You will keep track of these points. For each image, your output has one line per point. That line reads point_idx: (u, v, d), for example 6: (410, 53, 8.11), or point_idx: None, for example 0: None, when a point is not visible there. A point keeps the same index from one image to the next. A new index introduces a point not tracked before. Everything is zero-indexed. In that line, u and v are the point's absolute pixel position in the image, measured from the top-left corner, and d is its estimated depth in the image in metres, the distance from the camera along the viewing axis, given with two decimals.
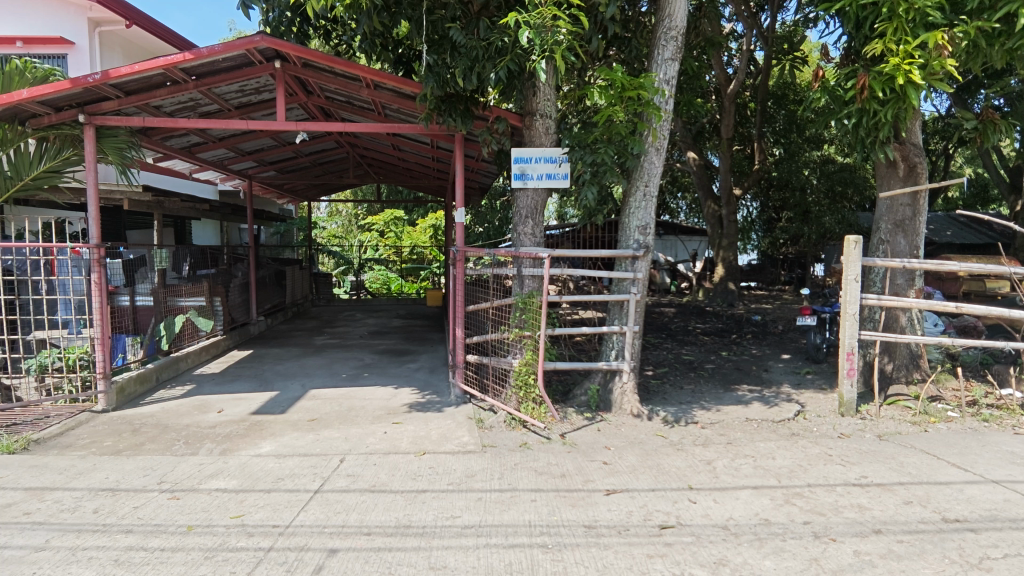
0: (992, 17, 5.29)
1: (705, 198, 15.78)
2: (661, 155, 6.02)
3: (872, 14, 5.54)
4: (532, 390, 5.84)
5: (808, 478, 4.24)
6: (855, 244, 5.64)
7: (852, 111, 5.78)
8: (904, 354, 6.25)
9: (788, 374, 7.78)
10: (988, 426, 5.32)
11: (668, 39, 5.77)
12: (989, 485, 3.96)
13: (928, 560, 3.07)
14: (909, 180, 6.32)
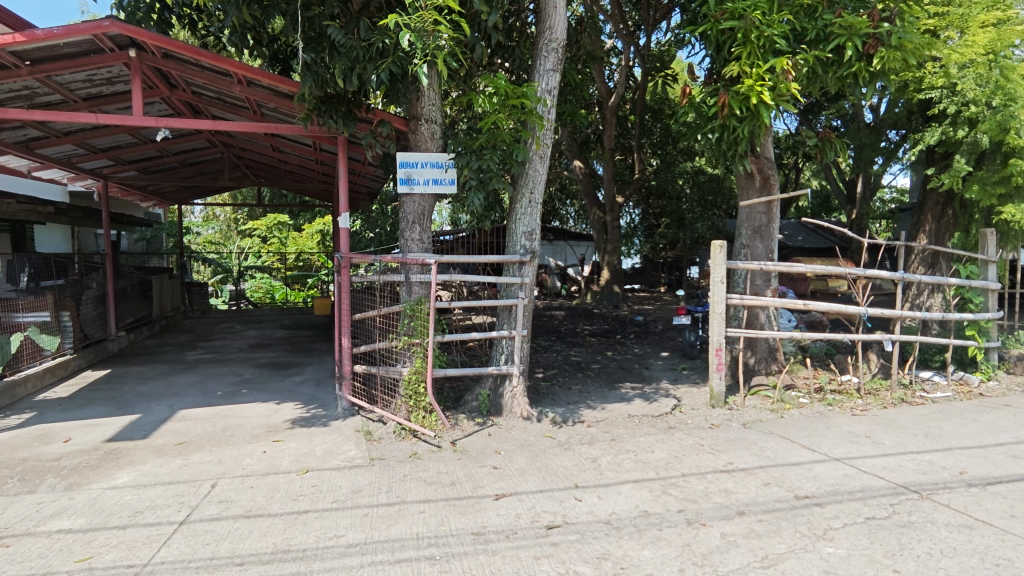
0: (826, 48, 6.01)
1: (590, 205, 16.45)
2: (545, 163, 6.15)
3: (730, 38, 6.11)
4: (422, 399, 5.73)
5: (683, 468, 4.52)
6: (720, 249, 6.14)
7: (715, 126, 6.33)
8: (764, 347, 6.91)
9: (666, 371, 8.30)
10: (831, 409, 6.01)
11: (549, 50, 5.94)
12: (832, 463, 4.45)
13: (783, 536, 3.37)
14: (764, 190, 6.98)
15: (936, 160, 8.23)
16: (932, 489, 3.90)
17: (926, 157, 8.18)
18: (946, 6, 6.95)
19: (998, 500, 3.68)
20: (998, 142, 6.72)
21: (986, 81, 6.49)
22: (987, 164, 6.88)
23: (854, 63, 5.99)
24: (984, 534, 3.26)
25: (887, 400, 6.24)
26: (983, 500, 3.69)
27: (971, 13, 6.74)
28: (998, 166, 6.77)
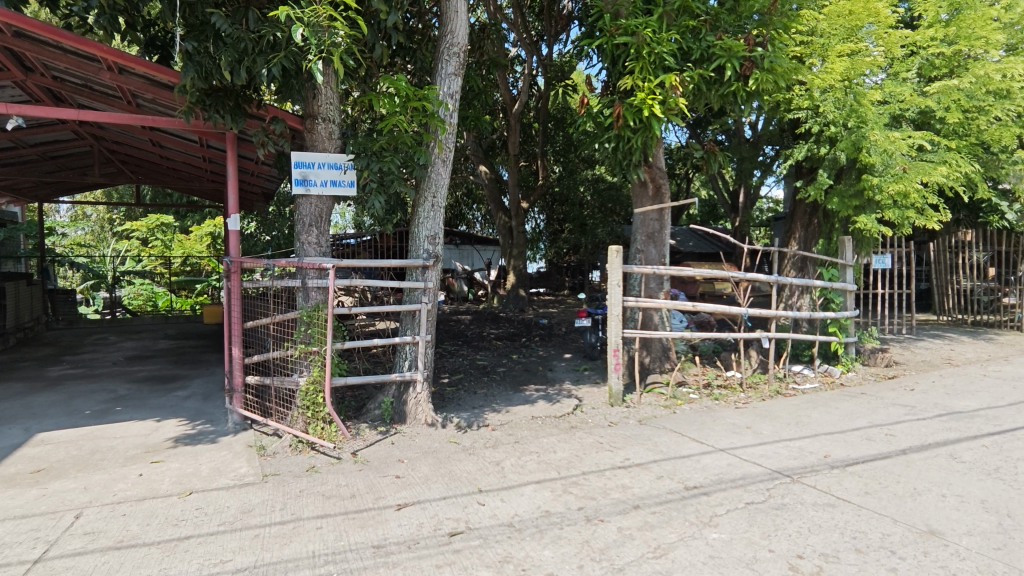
0: (708, 67, 6.46)
1: (496, 210, 16.59)
2: (448, 167, 6.10)
3: (624, 53, 6.42)
4: (320, 409, 5.49)
5: (583, 467, 4.65)
6: (617, 254, 6.40)
7: (611, 136, 6.63)
8: (658, 347, 7.28)
9: (569, 372, 8.54)
10: (718, 403, 6.46)
11: (451, 54, 5.91)
12: (718, 454, 4.77)
13: (673, 525, 3.56)
14: (656, 198, 7.35)
15: (805, 174, 9.09)
16: (801, 473, 4.29)
17: (796, 171, 9.03)
18: (810, 36, 7.71)
19: (855, 479, 4.12)
20: (853, 159, 7.59)
21: (843, 104, 7.29)
22: (845, 179, 7.74)
23: (733, 82, 6.47)
24: (843, 511, 3.63)
25: (765, 393, 6.80)
26: (843, 480, 4.12)
27: (830, 43, 7.52)
28: (853, 181, 7.63)
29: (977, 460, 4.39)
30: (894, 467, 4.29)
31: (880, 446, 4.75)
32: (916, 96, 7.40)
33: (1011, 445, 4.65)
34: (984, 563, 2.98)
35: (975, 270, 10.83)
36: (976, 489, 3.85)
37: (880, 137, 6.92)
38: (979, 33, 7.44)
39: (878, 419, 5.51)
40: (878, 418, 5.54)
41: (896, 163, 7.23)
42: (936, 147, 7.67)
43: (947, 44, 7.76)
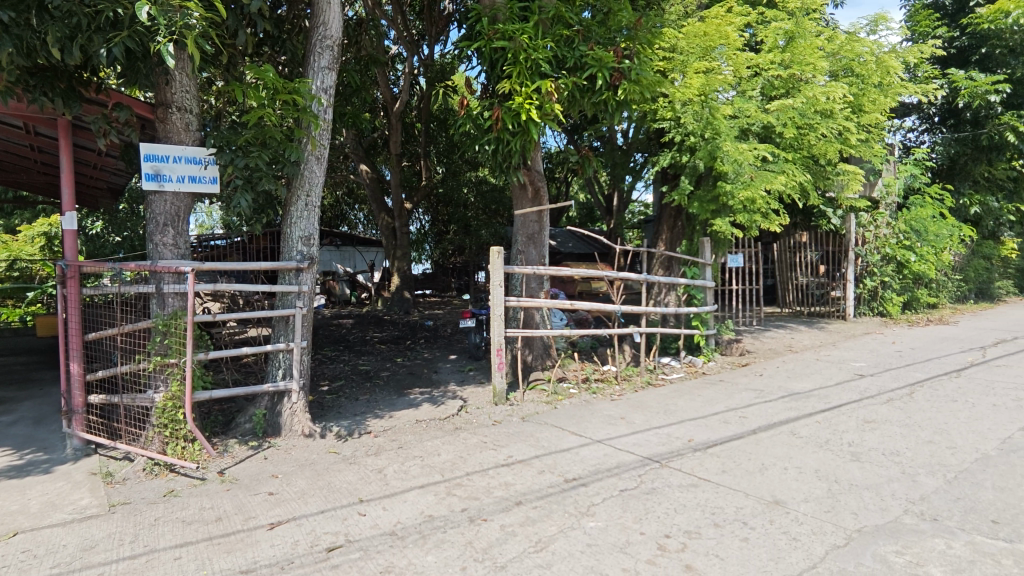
0: (581, 75, 6.76)
1: (378, 210, 16.13)
2: (322, 165, 5.80)
3: (502, 57, 6.53)
4: (180, 427, 4.98)
5: (467, 467, 4.66)
6: (498, 255, 6.49)
7: (490, 139, 6.72)
8: (539, 345, 7.48)
9: (454, 374, 8.52)
10: (595, 396, 6.78)
11: (324, 47, 5.64)
12: (595, 445, 5.00)
13: (553, 518, 3.67)
14: (536, 201, 7.53)
15: (670, 179, 9.85)
16: (668, 457, 4.62)
17: (662, 177, 9.74)
18: (671, 53, 8.36)
19: (714, 460, 4.51)
20: (710, 167, 8.37)
21: (701, 117, 8.00)
22: (704, 185, 8.54)
23: (604, 91, 6.82)
24: (704, 490, 3.95)
25: (637, 384, 7.27)
26: (704, 461, 4.49)
27: (689, 60, 8.18)
28: (711, 187, 8.42)
29: (811, 434, 4.99)
30: (745, 446, 4.76)
31: (734, 428, 5.25)
32: (760, 113, 8.26)
33: (837, 420, 5.34)
34: (817, 525, 3.39)
35: (809, 267, 12.36)
36: (811, 460, 4.38)
37: (732, 148, 7.66)
38: (808, 60, 8.42)
39: (733, 403, 6.08)
40: (732, 402, 6.12)
41: (745, 172, 7.95)
42: (777, 158, 8.60)
43: (784, 68, 8.70)
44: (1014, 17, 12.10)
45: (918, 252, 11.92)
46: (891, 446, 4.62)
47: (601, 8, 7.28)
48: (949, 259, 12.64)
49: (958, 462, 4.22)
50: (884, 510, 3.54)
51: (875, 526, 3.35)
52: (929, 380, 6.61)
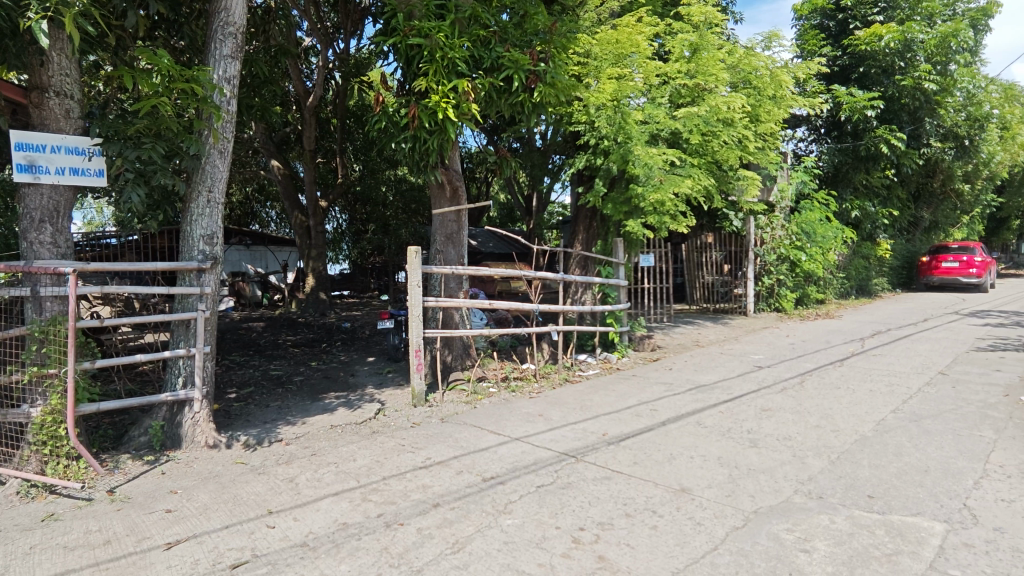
0: (497, 76, 6.82)
1: (290, 208, 15.41)
2: (226, 160, 5.41)
3: (418, 54, 6.45)
4: (62, 444, 4.52)
5: (384, 472, 4.56)
6: (416, 254, 6.40)
7: (407, 136, 6.62)
8: (458, 345, 7.46)
9: (372, 376, 8.31)
10: (515, 395, 6.85)
11: (226, 34, 5.29)
12: (513, 443, 5.04)
13: (471, 518, 3.66)
14: (454, 200, 7.50)
15: (586, 181, 10.14)
16: (584, 452, 4.75)
17: (578, 178, 10.00)
18: (586, 58, 8.62)
19: (627, 452, 4.68)
20: (622, 170, 8.71)
21: (613, 121, 8.29)
22: (617, 187, 8.87)
23: (520, 93, 6.92)
24: (617, 482, 4.09)
25: (555, 381, 7.42)
26: (617, 454, 4.65)
27: (602, 66, 8.47)
28: (623, 190, 8.77)
29: (715, 424, 5.29)
30: (655, 438, 4.97)
31: (645, 421, 5.48)
32: (668, 119, 8.68)
33: (738, 409, 5.70)
34: (719, 509, 3.60)
35: (714, 266, 13.10)
36: (714, 448, 4.65)
37: (642, 151, 8.00)
38: (711, 71, 8.91)
39: (645, 397, 6.35)
40: (644, 396, 6.38)
41: (655, 175, 8.29)
42: (684, 163, 9.06)
43: (689, 77, 9.16)
44: (887, 41, 13.38)
45: (808, 252, 12.94)
46: (785, 431, 4.99)
47: (517, 11, 7.36)
48: (835, 260, 13.85)
49: (841, 444, 4.63)
50: (777, 491, 3.82)
51: (769, 506, 3.61)
52: (817, 369, 7.22)
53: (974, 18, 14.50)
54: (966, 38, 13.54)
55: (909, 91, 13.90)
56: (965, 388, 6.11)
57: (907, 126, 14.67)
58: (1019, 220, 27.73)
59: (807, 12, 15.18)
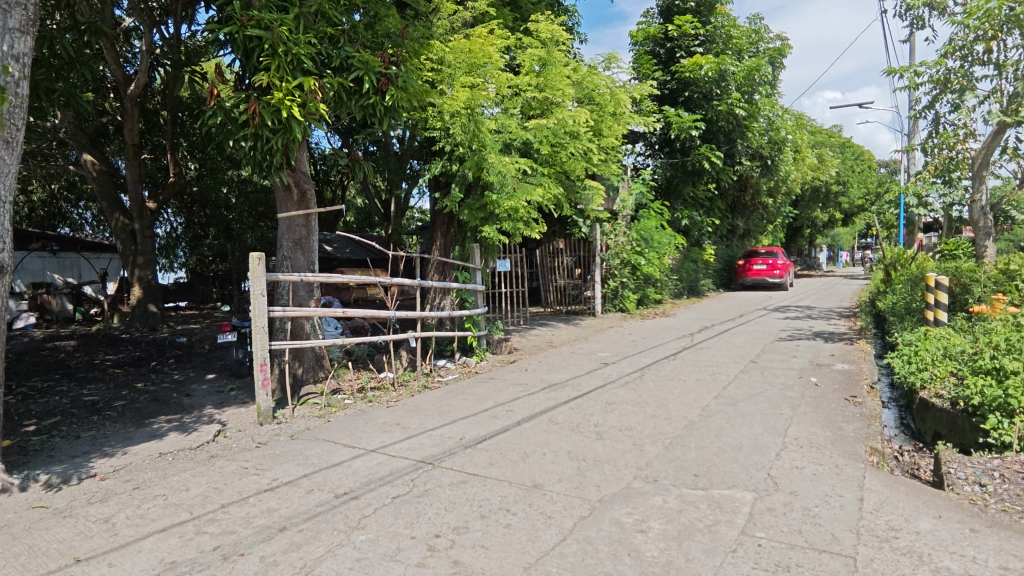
0: (347, 76, 6.58)
1: (109, 209, 13.50)
2: (14, 151, 4.59)
3: (257, 47, 6.02)
4: None
5: (222, 499, 4.16)
6: (259, 261, 5.95)
7: (246, 135, 6.15)
8: (310, 356, 7.07)
9: (211, 396, 7.55)
10: (371, 405, 6.64)
11: (12, 4, 4.48)
12: (368, 455, 4.89)
13: (321, 539, 3.48)
14: (302, 204, 7.10)
15: (442, 187, 10.17)
16: (441, 458, 4.74)
17: (435, 184, 10.00)
18: (440, 65, 8.64)
19: (483, 454, 4.75)
20: (477, 177, 8.89)
21: (468, 129, 8.42)
22: (473, 194, 9.02)
23: (371, 95, 6.73)
24: (473, 485, 4.14)
25: (414, 388, 7.31)
26: (474, 457, 4.71)
27: (456, 74, 8.56)
28: (479, 197, 8.94)
29: (566, 420, 5.58)
30: (511, 438, 5.12)
31: (502, 422, 5.62)
32: (520, 130, 9.00)
33: (587, 404, 6.06)
34: (568, 501, 3.79)
35: (566, 271, 13.97)
36: (564, 444, 4.89)
37: (496, 160, 8.23)
38: (558, 86, 9.39)
39: (502, 398, 6.51)
40: (501, 397, 6.54)
41: (508, 183, 8.64)
42: (535, 172, 9.51)
43: (538, 91, 9.57)
44: (706, 71, 15.03)
45: (646, 257, 14.18)
46: (627, 422, 5.40)
47: (368, 12, 7.18)
48: (669, 263, 15.31)
49: (673, 430, 5.12)
50: (619, 479, 4.12)
51: (612, 494, 3.88)
52: (654, 363, 7.94)
53: (772, 57, 16.92)
54: (765, 73, 15.77)
55: (725, 116, 15.84)
56: (770, 373, 7.09)
57: (723, 146, 16.72)
58: (809, 229, 32.88)
59: (641, 39, 16.66)
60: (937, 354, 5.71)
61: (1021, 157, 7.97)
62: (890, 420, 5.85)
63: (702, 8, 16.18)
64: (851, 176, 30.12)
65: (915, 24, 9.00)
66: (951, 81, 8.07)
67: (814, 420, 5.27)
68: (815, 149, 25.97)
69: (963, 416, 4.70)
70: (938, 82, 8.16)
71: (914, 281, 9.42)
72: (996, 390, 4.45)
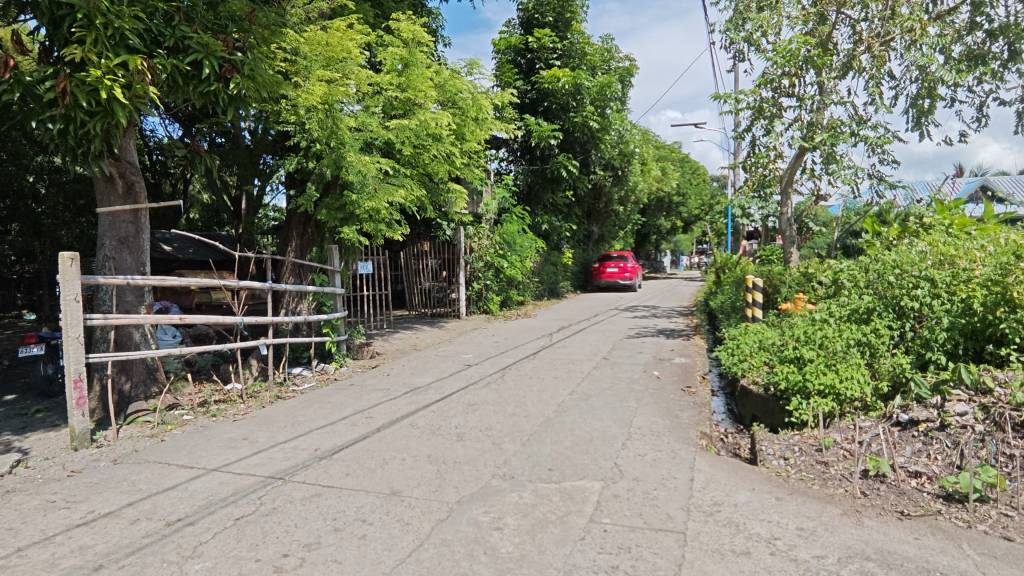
0: (183, 58, 5.93)
1: None
2: None
3: (68, 16, 5.24)
4: None
5: (19, 541, 3.54)
6: (71, 262, 5.15)
7: (55, 115, 5.33)
8: (141, 369, 6.29)
9: (9, 420, 6.40)
10: (215, 419, 6.06)
11: None
12: (209, 475, 4.45)
13: (149, 573, 3.10)
14: (129, 198, 6.31)
15: (298, 185, 9.65)
16: (293, 472, 4.46)
17: (291, 181, 9.44)
18: (294, 56, 8.17)
19: (339, 464, 4.56)
20: (336, 176, 8.56)
21: (325, 125, 8.04)
22: (331, 194, 8.66)
23: (212, 82, 6.13)
24: (327, 497, 3.95)
25: (265, 399, 6.80)
26: (329, 468, 4.50)
27: (313, 67, 8.12)
28: (337, 196, 8.61)
29: (427, 424, 5.54)
30: (369, 446, 4.96)
31: (360, 430, 5.43)
32: (381, 129, 8.77)
33: (448, 407, 6.07)
34: (426, 506, 3.76)
35: (431, 273, 13.95)
36: (425, 448, 4.86)
37: (355, 159, 7.96)
38: (420, 87, 9.31)
39: (361, 405, 6.29)
40: (361, 404, 6.33)
41: (368, 183, 8.40)
42: (397, 173, 9.38)
43: (400, 91, 9.40)
44: (563, 83, 15.85)
45: (509, 260, 14.55)
46: (487, 422, 5.49)
47: None
48: (531, 266, 15.84)
49: (531, 427, 5.31)
50: (478, 479, 4.17)
51: (470, 494, 3.93)
52: (515, 363, 8.16)
53: (622, 75, 18.21)
54: (616, 90, 16.90)
55: (580, 127, 16.77)
56: (619, 369, 7.62)
57: (579, 155, 17.72)
58: (655, 236, 36.00)
59: (503, 48, 17.12)
60: (753, 346, 6.49)
61: (816, 177, 9.38)
62: (718, 406, 6.56)
63: (560, 23, 17.01)
64: (689, 188, 33.50)
65: (737, 57, 10.22)
66: (764, 108, 9.28)
67: (655, 411, 5.75)
68: (659, 163, 28.50)
69: (773, 400, 5.41)
70: (754, 108, 9.33)
71: (737, 283, 10.70)
72: (797, 375, 5.18)
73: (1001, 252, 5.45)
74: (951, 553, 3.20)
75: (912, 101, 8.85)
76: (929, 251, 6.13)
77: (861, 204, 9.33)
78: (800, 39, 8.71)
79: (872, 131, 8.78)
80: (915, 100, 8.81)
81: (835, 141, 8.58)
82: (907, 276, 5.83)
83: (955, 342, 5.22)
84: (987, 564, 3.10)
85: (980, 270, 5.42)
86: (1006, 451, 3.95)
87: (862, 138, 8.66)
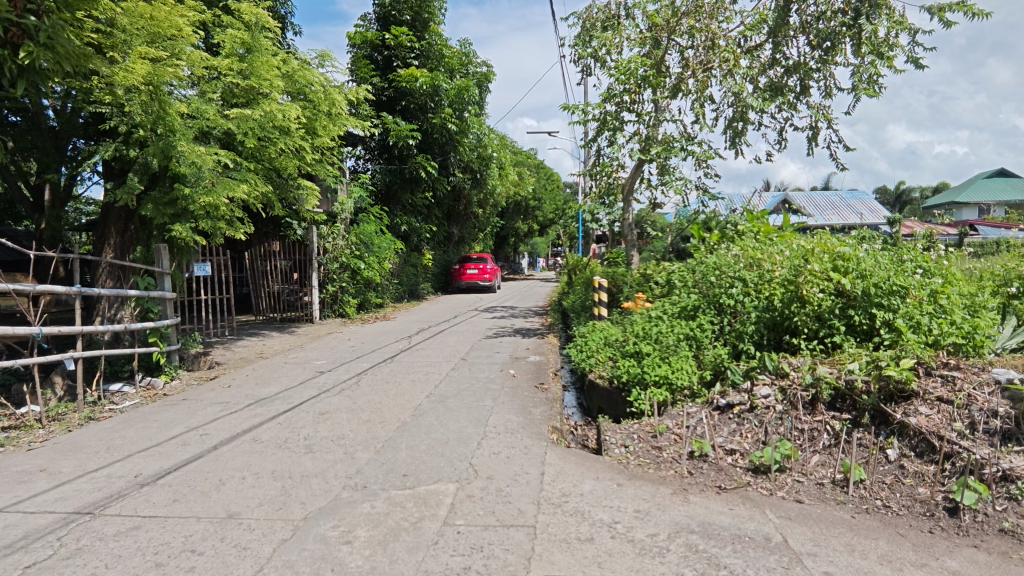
0: None
1: None
2: None
3: None
4: None
5: None
6: None
7: None
8: None
9: None
10: (3, 450, 5.09)
11: None
12: None
13: None
14: None
15: (117, 176, 8.48)
16: (106, 504, 3.88)
17: (109, 171, 8.33)
18: (109, 28, 7.17)
19: (165, 490, 4.07)
20: (165, 167, 7.71)
21: (149, 109, 7.16)
22: (159, 186, 7.77)
23: None
24: (147, 530, 3.50)
25: (73, 422, 5.87)
26: (151, 495, 4.00)
27: (134, 42, 7.11)
28: (167, 190, 7.75)
29: (271, 437, 5.15)
30: (201, 466, 4.49)
31: (192, 449, 4.89)
32: (219, 118, 7.99)
33: (296, 417, 5.71)
34: (267, 527, 3.49)
35: (280, 275, 12.98)
36: (268, 463, 4.51)
37: (186, 148, 7.17)
38: (264, 75, 8.63)
39: (195, 421, 5.69)
40: (195, 421, 5.70)
41: (205, 176, 7.63)
42: (238, 166, 8.64)
43: (243, 77, 8.68)
44: (420, 84, 15.73)
45: (366, 261, 14.06)
46: (339, 431, 5.25)
47: None
48: (389, 267, 15.41)
49: (386, 433, 5.16)
50: (327, 492, 3.97)
51: (317, 509, 3.71)
52: (371, 368, 7.91)
53: (480, 80, 18.49)
54: (474, 94, 17.09)
55: (438, 129, 16.73)
56: (477, 369, 7.72)
57: (438, 157, 17.67)
58: (514, 238, 36.80)
59: (358, 42, 16.55)
60: (599, 342, 6.90)
61: (653, 186, 10.28)
62: (569, 401, 6.91)
63: (417, 23, 16.83)
64: (544, 193, 35.03)
65: (585, 71, 10.88)
66: (608, 121, 9.98)
67: (510, 409, 5.90)
68: (517, 167, 29.37)
69: (616, 392, 5.84)
70: (599, 120, 10.00)
71: (587, 284, 11.36)
72: (636, 368, 5.65)
73: (795, 255, 6.33)
74: (757, 518, 3.67)
75: (729, 123, 10.04)
76: (742, 254, 6.97)
77: (691, 212, 10.38)
78: (638, 59, 9.49)
79: (698, 147, 9.81)
80: (732, 122, 9.99)
81: (667, 154, 9.46)
82: (724, 277, 6.63)
83: (761, 334, 6.05)
84: (784, 525, 3.59)
85: (779, 271, 6.27)
86: (798, 426, 4.61)
87: (689, 153, 9.64)
